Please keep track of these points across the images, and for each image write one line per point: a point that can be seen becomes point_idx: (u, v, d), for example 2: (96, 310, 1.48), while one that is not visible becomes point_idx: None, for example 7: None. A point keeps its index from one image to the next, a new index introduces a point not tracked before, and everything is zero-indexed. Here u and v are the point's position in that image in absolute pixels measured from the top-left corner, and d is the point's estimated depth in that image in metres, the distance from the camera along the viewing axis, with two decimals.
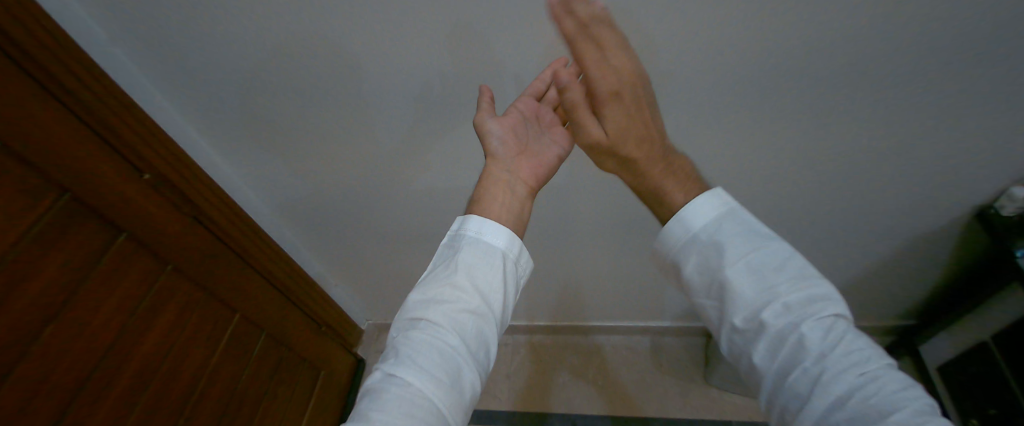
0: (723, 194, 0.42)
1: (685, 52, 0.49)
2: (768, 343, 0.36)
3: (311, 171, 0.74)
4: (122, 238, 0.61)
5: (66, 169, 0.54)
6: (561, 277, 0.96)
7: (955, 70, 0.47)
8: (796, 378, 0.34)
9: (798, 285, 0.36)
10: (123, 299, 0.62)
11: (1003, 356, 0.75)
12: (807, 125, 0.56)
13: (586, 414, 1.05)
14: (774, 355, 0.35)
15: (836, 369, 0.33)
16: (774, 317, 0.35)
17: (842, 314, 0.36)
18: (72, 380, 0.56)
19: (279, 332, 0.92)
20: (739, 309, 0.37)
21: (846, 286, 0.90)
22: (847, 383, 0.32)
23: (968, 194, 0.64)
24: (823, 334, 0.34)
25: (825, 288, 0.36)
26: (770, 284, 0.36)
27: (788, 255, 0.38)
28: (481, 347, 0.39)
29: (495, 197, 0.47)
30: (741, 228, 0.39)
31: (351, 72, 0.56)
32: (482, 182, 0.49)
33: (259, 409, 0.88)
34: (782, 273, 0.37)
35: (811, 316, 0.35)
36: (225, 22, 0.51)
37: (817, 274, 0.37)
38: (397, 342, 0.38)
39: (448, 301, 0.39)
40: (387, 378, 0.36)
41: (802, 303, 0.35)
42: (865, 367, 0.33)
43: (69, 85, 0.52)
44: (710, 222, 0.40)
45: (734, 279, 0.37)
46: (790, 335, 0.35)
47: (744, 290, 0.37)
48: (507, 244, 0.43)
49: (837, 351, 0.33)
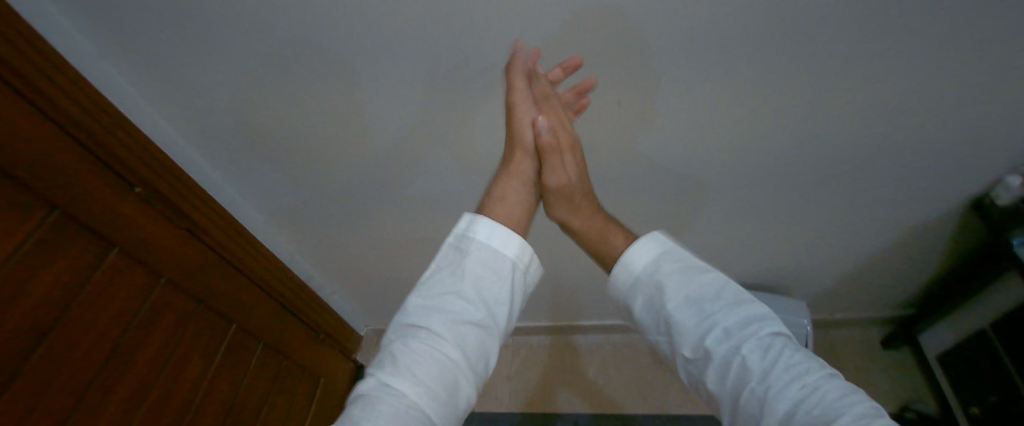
0: (659, 237, 0.46)
1: (682, 49, 0.49)
2: (716, 368, 0.39)
3: (305, 180, 0.73)
4: (114, 253, 0.60)
5: (56, 185, 0.52)
6: (560, 278, 0.96)
7: (945, 62, 0.48)
8: (747, 397, 0.37)
9: (734, 310, 0.40)
10: (117, 315, 0.61)
11: (1003, 343, 0.75)
12: (800, 120, 0.56)
13: (589, 415, 1.05)
14: (724, 379, 0.38)
15: (780, 386, 0.36)
16: (717, 344, 0.38)
17: (779, 330, 0.40)
18: (67, 400, 0.55)
19: (277, 341, 0.91)
20: (686, 340, 0.40)
21: (842, 278, 0.90)
22: (794, 396, 0.35)
23: (964, 183, 0.64)
24: (763, 353, 0.38)
25: (758, 308, 0.41)
26: (709, 312, 0.40)
27: (722, 284, 0.42)
28: (480, 359, 0.39)
29: (517, 195, 0.52)
30: (677, 264, 0.43)
31: (343, 79, 0.55)
32: (504, 179, 0.53)
33: (260, 420, 0.87)
34: (718, 302, 0.40)
35: (748, 338, 0.38)
36: (217, 30, 0.51)
37: (750, 298, 0.42)
38: (395, 349, 0.38)
39: (452, 311, 0.39)
40: (383, 387, 0.36)
41: (739, 326, 0.39)
42: (807, 378, 0.36)
43: (57, 100, 0.51)
44: (648, 263, 0.44)
45: (676, 315, 0.40)
46: (733, 359, 0.38)
47: (683, 322, 0.40)
48: (516, 252, 0.42)
49: (778, 368, 0.37)
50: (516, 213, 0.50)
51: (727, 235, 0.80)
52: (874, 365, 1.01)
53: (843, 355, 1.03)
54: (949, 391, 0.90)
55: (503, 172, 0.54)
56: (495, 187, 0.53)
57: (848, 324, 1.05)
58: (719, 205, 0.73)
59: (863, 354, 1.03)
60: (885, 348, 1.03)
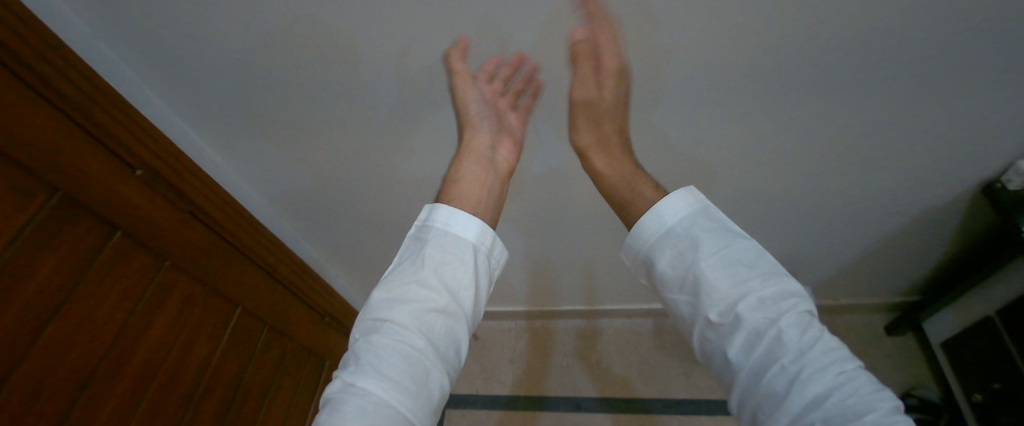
0: (696, 193, 0.40)
1: (684, 31, 0.48)
2: (744, 340, 0.33)
3: (307, 162, 0.73)
4: (118, 235, 0.61)
5: (60, 169, 0.53)
6: (562, 262, 0.97)
7: (962, 41, 0.46)
8: (772, 377, 0.32)
9: (767, 280, 0.35)
10: (121, 298, 0.61)
11: (1007, 329, 0.75)
12: (810, 101, 0.55)
13: (591, 397, 1.06)
14: (750, 352, 0.33)
15: (813, 368, 0.31)
16: (749, 312, 0.33)
17: (814, 312, 0.35)
18: (74, 380, 0.56)
19: (283, 324, 0.92)
20: (715, 303, 0.35)
21: (847, 264, 0.90)
22: (823, 384, 0.31)
23: (972, 169, 0.63)
24: (800, 332, 0.33)
25: (792, 284, 0.35)
26: (744, 278, 0.35)
27: (758, 250, 0.37)
28: (449, 346, 0.38)
29: (472, 171, 0.48)
30: (711, 224, 0.38)
31: (343, 59, 0.54)
32: (460, 156, 0.49)
33: (265, 403, 0.88)
34: (753, 268, 0.35)
35: (787, 312, 0.33)
36: (211, 16, 0.51)
37: (784, 270, 0.36)
38: (358, 348, 0.37)
39: (414, 300, 0.38)
40: (348, 388, 0.35)
41: (774, 299, 0.34)
42: (842, 364, 0.32)
43: (54, 82, 0.50)
44: (683, 218, 0.39)
45: (708, 271, 0.35)
46: (769, 332, 0.33)
47: (715, 283, 0.35)
48: (478, 236, 0.42)
49: (815, 349, 0.32)
50: (473, 194, 0.46)
51: (734, 218, 0.80)
52: (877, 350, 1.01)
53: (846, 340, 1.03)
54: (953, 377, 0.89)
55: (459, 151, 0.50)
56: (456, 168, 0.48)
57: (851, 310, 1.05)
58: (725, 188, 0.72)
59: (866, 339, 1.03)
60: (890, 335, 1.03)
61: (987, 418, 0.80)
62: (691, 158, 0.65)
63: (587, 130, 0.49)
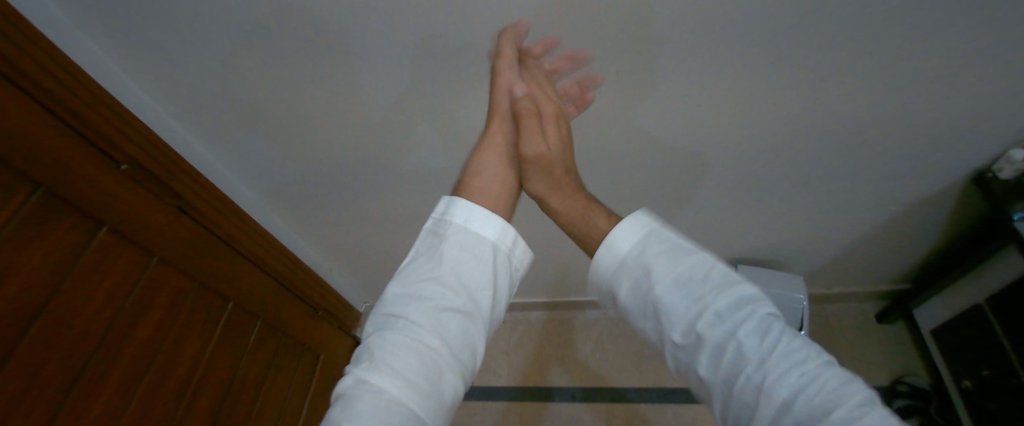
0: (645, 216, 0.40)
1: (680, 22, 0.47)
2: (709, 355, 0.33)
3: (296, 155, 0.71)
4: (104, 231, 0.59)
5: (42, 164, 0.52)
6: (555, 254, 0.96)
7: (957, 31, 0.46)
8: (739, 388, 0.32)
9: (723, 291, 0.34)
10: (109, 295, 0.60)
11: (997, 317, 0.76)
12: (807, 91, 0.54)
13: (586, 387, 1.07)
14: (716, 370, 0.33)
15: (777, 373, 0.31)
16: (708, 328, 0.33)
17: (773, 310, 0.35)
18: (62, 378, 0.55)
19: (275, 318, 0.91)
20: (676, 323, 0.34)
21: (837, 254, 0.91)
22: (789, 388, 0.30)
23: (964, 159, 0.64)
24: (761, 337, 0.32)
25: (749, 289, 0.35)
26: (698, 294, 0.34)
27: (711, 263, 0.36)
28: (465, 348, 0.37)
29: (495, 165, 0.47)
30: (664, 247, 0.38)
31: (333, 51, 0.53)
32: (479, 152, 0.48)
33: (259, 398, 0.87)
34: (709, 283, 0.35)
35: (742, 321, 0.33)
36: (198, 11, 0.49)
37: (740, 276, 0.36)
38: (371, 344, 0.37)
39: (431, 298, 0.37)
40: (359, 384, 0.35)
41: (731, 309, 0.33)
42: (804, 365, 0.31)
43: (34, 75, 0.49)
44: (633, 245, 0.38)
45: (665, 297, 0.35)
46: (728, 345, 0.32)
47: (675, 306, 0.35)
48: (496, 236, 0.41)
49: (775, 353, 0.32)
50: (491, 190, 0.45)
51: (726, 210, 0.80)
52: (868, 337, 1.03)
53: (836, 329, 1.05)
54: (942, 364, 0.91)
55: (478, 144, 0.49)
56: (475, 162, 0.47)
57: (842, 299, 1.06)
58: (718, 180, 0.72)
59: (857, 328, 1.04)
60: (880, 322, 1.04)
61: (976, 404, 0.81)
62: (684, 150, 0.65)
63: (539, 169, 0.45)
